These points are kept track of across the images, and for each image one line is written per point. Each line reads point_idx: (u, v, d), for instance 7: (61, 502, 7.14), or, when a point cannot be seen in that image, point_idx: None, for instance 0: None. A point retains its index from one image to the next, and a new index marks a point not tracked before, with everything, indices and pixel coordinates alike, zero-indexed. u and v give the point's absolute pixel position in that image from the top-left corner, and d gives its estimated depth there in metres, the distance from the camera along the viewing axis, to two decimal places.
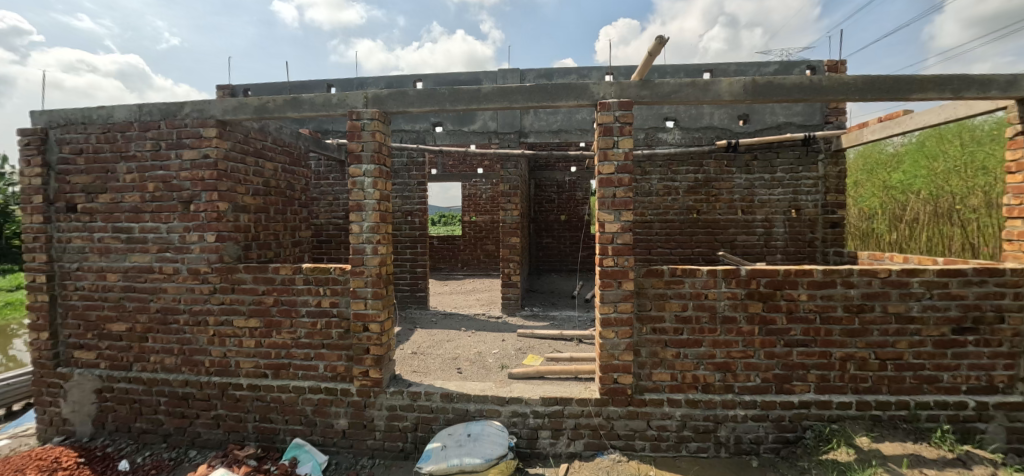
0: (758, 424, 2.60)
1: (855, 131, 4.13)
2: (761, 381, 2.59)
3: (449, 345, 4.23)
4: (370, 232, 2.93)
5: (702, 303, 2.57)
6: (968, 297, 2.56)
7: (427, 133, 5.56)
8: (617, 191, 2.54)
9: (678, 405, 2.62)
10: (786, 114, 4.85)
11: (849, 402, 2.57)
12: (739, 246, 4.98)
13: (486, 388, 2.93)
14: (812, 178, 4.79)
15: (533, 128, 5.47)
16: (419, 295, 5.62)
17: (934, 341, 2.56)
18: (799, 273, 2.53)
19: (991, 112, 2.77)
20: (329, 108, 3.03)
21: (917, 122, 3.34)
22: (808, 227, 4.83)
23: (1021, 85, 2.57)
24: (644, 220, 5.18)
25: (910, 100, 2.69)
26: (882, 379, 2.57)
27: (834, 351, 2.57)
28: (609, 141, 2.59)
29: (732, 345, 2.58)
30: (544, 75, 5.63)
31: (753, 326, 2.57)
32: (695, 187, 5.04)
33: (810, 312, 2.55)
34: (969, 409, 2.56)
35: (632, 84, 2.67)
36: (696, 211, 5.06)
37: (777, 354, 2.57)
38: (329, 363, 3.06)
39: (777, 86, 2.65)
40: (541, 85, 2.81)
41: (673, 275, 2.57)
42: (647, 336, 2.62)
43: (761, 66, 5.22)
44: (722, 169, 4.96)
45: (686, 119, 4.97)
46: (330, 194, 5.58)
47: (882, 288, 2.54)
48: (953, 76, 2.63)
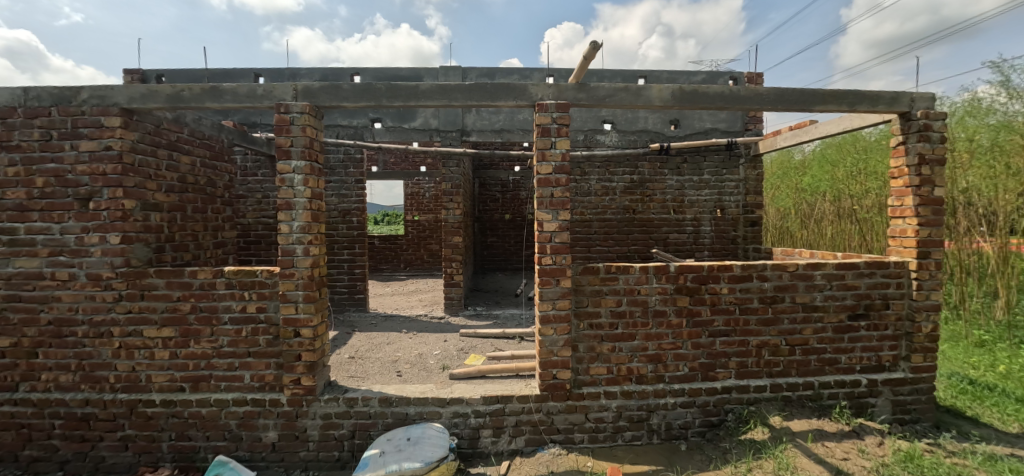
0: (686, 410, 2.77)
1: (770, 137, 4.51)
2: (688, 370, 2.76)
3: (389, 347, 4.11)
4: (301, 232, 2.77)
5: (635, 298, 2.69)
6: (861, 287, 2.88)
7: (366, 129, 5.36)
8: (555, 191, 2.60)
9: (614, 397, 2.72)
10: (712, 120, 5.19)
11: (764, 385, 2.81)
12: (671, 243, 5.28)
13: (427, 390, 2.88)
14: (734, 181, 5.19)
15: (475, 127, 5.45)
16: (358, 297, 5.42)
17: (834, 327, 2.87)
18: (721, 269, 2.73)
19: (878, 124, 3.12)
20: (254, 99, 2.83)
21: (820, 131, 3.70)
22: (731, 225, 5.23)
23: (903, 101, 2.93)
24: (583, 219, 5.32)
25: (814, 111, 2.98)
26: (792, 363, 2.84)
27: (752, 339, 2.79)
28: (546, 142, 2.64)
29: (663, 338, 2.73)
30: (486, 75, 5.63)
31: (682, 318, 2.73)
32: (631, 187, 5.27)
33: (730, 304, 2.76)
34: (862, 387, 2.90)
35: (570, 87, 2.73)
36: (632, 211, 5.29)
37: (702, 344, 2.75)
38: (255, 373, 2.86)
39: (702, 94, 2.83)
40: (480, 84, 2.80)
41: (609, 272, 2.67)
42: (584, 331, 2.69)
43: (689, 75, 5.56)
44: (655, 170, 5.23)
45: (623, 122, 5.19)
46: (259, 192, 5.22)
47: (791, 280, 2.80)
48: (849, 91, 2.94)
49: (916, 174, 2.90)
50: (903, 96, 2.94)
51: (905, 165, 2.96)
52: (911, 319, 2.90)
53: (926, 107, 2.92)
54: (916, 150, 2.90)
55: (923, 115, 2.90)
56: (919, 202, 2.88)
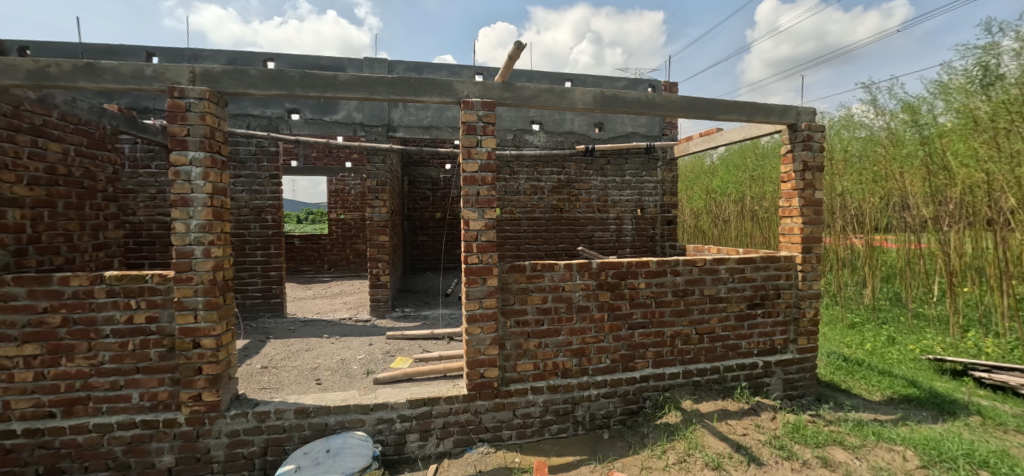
0: (608, 400, 2.90)
1: (683, 142, 4.86)
2: (610, 361, 2.89)
3: (308, 354, 3.85)
4: (200, 231, 2.49)
5: (560, 294, 2.76)
6: (758, 279, 3.21)
7: (281, 120, 4.97)
8: (481, 189, 2.59)
9: (541, 392, 2.78)
10: (633, 125, 5.47)
11: (677, 372, 3.02)
12: (596, 241, 5.50)
13: (349, 397, 2.74)
14: (652, 182, 5.53)
15: (402, 123, 5.28)
16: (273, 302, 5.02)
17: (736, 316, 3.16)
18: (638, 265, 2.89)
19: (771, 133, 3.47)
20: (141, 81, 2.50)
21: (724, 138, 4.05)
22: (650, 224, 5.57)
23: (790, 113, 3.29)
24: (512, 217, 5.38)
25: (718, 120, 3.26)
26: (701, 350, 3.08)
27: (666, 330, 2.99)
28: (472, 140, 2.62)
29: (586, 332, 2.83)
30: (413, 69, 5.48)
31: (604, 312, 2.85)
32: (558, 187, 5.42)
33: (647, 297, 2.93)
34: (759, 368, 3.22)
35: (495, 86, 2.73)
36: (560, 210, 5.44)
37: (622, 336, 2.90)
38: (146, 391, 2.53)
39: (621, 99, 2.97)
40: (404, 78, 2.71)
41: (534, 270, 2.71)
42: (511, 329, 2.71)
43: (612, 81, 5.83)
44: (581, 171, 5.43)
45: (550, 123, 5.31)
46: (153, 186, 4.64)
47: (699, 274, 3.04)
48: (748, 103, 3.24)
49: (801, 179, 3.28)
50: (791, 109, 3.31)
51: (792, 170, 3.34)
52: (798, 306, 3.28)
53: (809, 120, 3.31)
54: (801, 158, 3.27)
55: (807, 127, 3.28)
56: (803, 203, 3.27)
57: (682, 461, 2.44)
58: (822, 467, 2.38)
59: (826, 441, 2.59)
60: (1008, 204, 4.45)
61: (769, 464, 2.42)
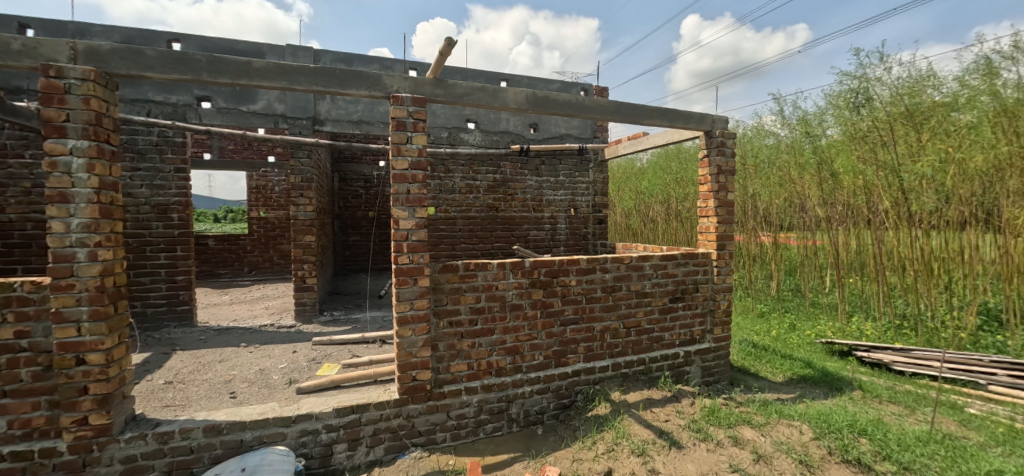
0: (541, 396, 2.95)
1: (613, 145, 5.07)
2: (543, 358, 2.94)
3: (222, 366, 3.53)
4: (83, 232, 2.18)
5: (493, 293, 2.76)
6: (679, 275, 3.43)
7: (189, 108, 4.50)
8: (411, 187, 2.52)
9: (474, 392, 2.76)
10: (566, 126, 5.62)
11: (606, 365, 3.15)
12: (531, 240, 5.58)
13: (268, 410, 2.55)
14: (585, 182, 5.72)
15: (330, 116, 5.01)
16: (181, 309, 4.55)
17: (660, 309, 3.35)
18: (569, 263, 2.97)
19: (690, 139, 3.72)
20: (6, 56, 2.13)
21: (650, 142, 4.28)
22: (582, 223, 5.76)
23: (707, 121, 3.55)
24: (447, 216, 5.30)
25: (642, 124, 3.43)
26: (628, 343, 3.23)
27: (596, 325, 3.11)
28: (402, 137, 2.54)
29: (519, 330, 2.85)
30: (342, 60, 5.22)
31: (536, 310, 2.89)
32: (493, 186, 5.42)
33: (578, 294, 3.02)
34: (681, 358, 3.45)
35: (427, 81, 2.67)
36: (495, 209, 5.44)
37: (555, 333, 2.96)
38: (16, 418, 2.18)
39: (552, 100, 3.03)
40: (327, 68, 2.56)
41: (467, 270, 2.68)
42: (443, 330, 2.66)
43: (547, 83, 5.95)
44: (516, 171, 5.48)
45: (485, 122, 5.32)
46: (27, 179, 4.01)
47: (627, 271, 3.19)
48: (670, 109, 3.44)
49: (716, 181, 3.55)
50: (707, 116, 3.56)
51: (708, 174, 3.60)
52: (713, 298, 3.56)
53: (722, 127, 3.59)
54: (716, 162, 3.54)
55: (720, 134, 3.56)
56: (718, 204, 3.55)
57: (610, 450, 2.52)
58: (733, 445, 2.57)
59: (736, 422, 2.80)
60: (882, 206, 5.18)
61: (687, 446, 2.56)
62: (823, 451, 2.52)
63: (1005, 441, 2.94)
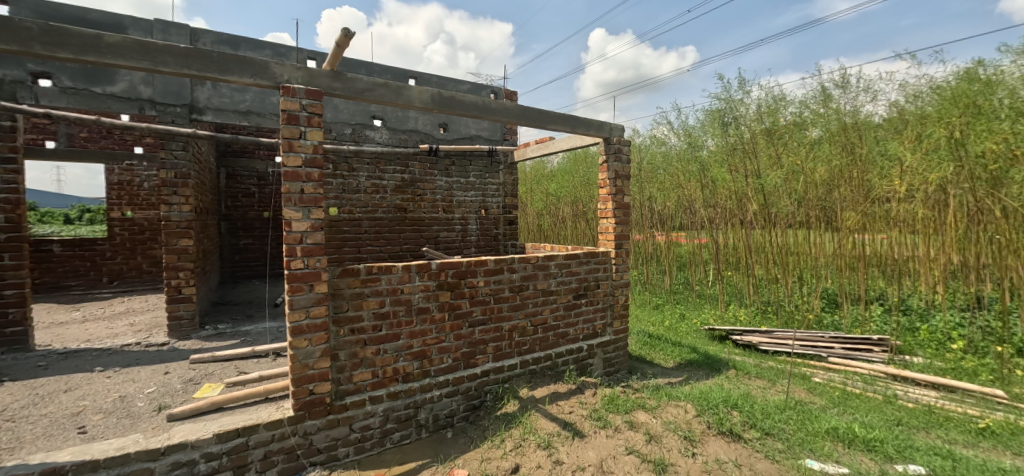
0: (450, 399, 2.91)
1: (521, 148, 5.19)
2: (452, 360, 2.92)
3: (68, 396, 2.95)
4: None
5: (398, 297, 2.67)
6: (582, 272, 3.62)
7: (20, 85, 3.74)
8: (306, 186, 2.33)
9: (379, 401, 2.64)
10: (476, 128, 5.65)
11: (515, 363, 3.21)
12: (441, 241, 5.51)
13: (128, 443, 2.18)
14: (495, 184, 5.79)
15: (210, 105, 4.48)
16: (10, 331, 3.73)
17: (565, 306, 3.51)
18: (477, 264, 2.98)
19: (591, 144, 3.95)
20: None
21: (555, 146, 4.46)
22: (493, 224, 5.83)
23: (605, 128, 3.78)
24: (351, 217, 5.00)
25: (546, 128, 3.57)
26: (535, 340, 3.34)
27: (504, 324, 3.16)
28: (294, 131, 2.34)
29: (427, 334, 2.80)
30: (227, 42, 4.69)
31: (444, 313, 2.86)
32: (401, 186, 5.24)
33: (486, 295, 3.05)
34: (584, 351, 3.65)
35: (323, 74, 2.49)
36: (404, 210, 5.27)
37: (463, 334, 2.95)
38: None
39: (458, 101, 3.01)
40: (204, 51, 2.28)
41: (370, 273, 2.56)
42: (344, 338, 2.51)
43: (457, 83, 5.90)
44: (425, 171, 5.36)
45: (392, 120, 5.13)
46: None
47: (533, 270, 3.29)
48: (572, 116, 3.62)
49: (614, 185, 3.80)
50: (605, 124, 3.80)
51: (607, 178, 3.84)
52: (612, 294, 3.82)
53: (619, 135, 3.86)
54: (613, 168, 3.80)
55: (617, 141, 3.82)
56: (615, 206, 3.80)
57: (517, 446, 2.57)
58: (629, 429, 2.75)
59: (632, 407, 3.01)
60: (750, 210, 6.12)
61: (589, 434, 2.69)
62: (703, 426, 2.81)
63: (839, 403, 3.55)
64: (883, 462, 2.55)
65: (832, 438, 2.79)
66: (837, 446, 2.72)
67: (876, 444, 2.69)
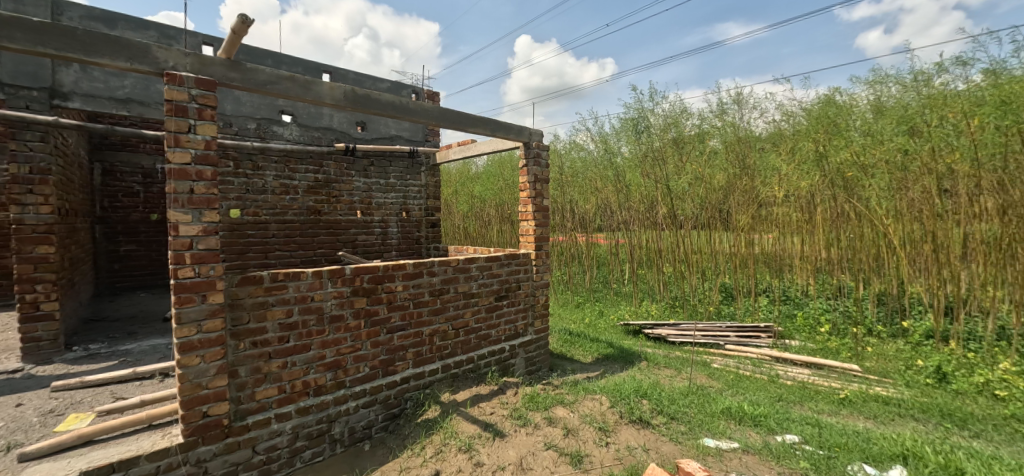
0: (368, 410, 2.79)
1: (444, 150, 5.14)
2: (369, 369, 2.80)
3: None
4: None
5: (307, 305, 2.51)
6: (503, 274, 3.67)
7: None
8: (196, 186, 2.10)
9: (288, 418, 2.45)
10: (396, 128, 5.49)
11: (436, 368, 3.17)
12: (360, 245, 5.27)
13: None
14: (417, 186, 5.68)
15: (78, 89, 3.88)
16: None
17: (486, 307, 3.54)
18: (395, 268, 2.90)
19: (511, 148, 4.02)
20: None
21: (477, 149, 4.48)
22: (415, 227, 5.70)
23: (525, 133, 3.87)
24: (257, 220, 4.58)
25: (466, 131, 3.57)
26: (457, 343, 3.32)
27: (425, 329, 3.11)
28: (181, 124, 2.09)
29: (341, 343, 2.65)
30: (98, 19, 4.09)
31: (359, 320, 2.73)
32: (314, 187, 4.92)
33: (404, 300, 2.97)
34: (506, 351, 3.70)
35: (218, 62, 2.26)
36: (317, 212, 4.95)
37: (381, 341, 2.84)
38: None
39: (373, 99, 2.90)
40: (65, 27, 1.95)
41: (275, 281, 2.37)
42: (245, 352, 2.30)
43: (375, 81, 5.67)
44: (341, 171, 5.09)
45: (304, 116, 4.80)
46: None
47: (454, 273, 3.27)
48: (492, 119, 3.65)
49: (534, 188, 3.90)
50: (525, 128, 3.88)
51: (527, 182, 3.93)
52: (533, 294, 3.92)
53: (538, 140, 3.97)
54: (533, 171, 3.90)
55: (536, 145, 3.93)
56: (535, 209, 3.90)
57: (438, 452, 2.53)
58: (547, 425, 2.84)
59: (551, 403, 3.10)
60: (660, 211, 6.63)
61: (509, 434, 2.73)
62: (616, 416, 2.98)
63: (733, 385, 3.96)
64: (766, 434, 2.89)
65: (726, 417, 3.11)
66: (731, 424, 3.03)
67: (761, 419, 3.04)
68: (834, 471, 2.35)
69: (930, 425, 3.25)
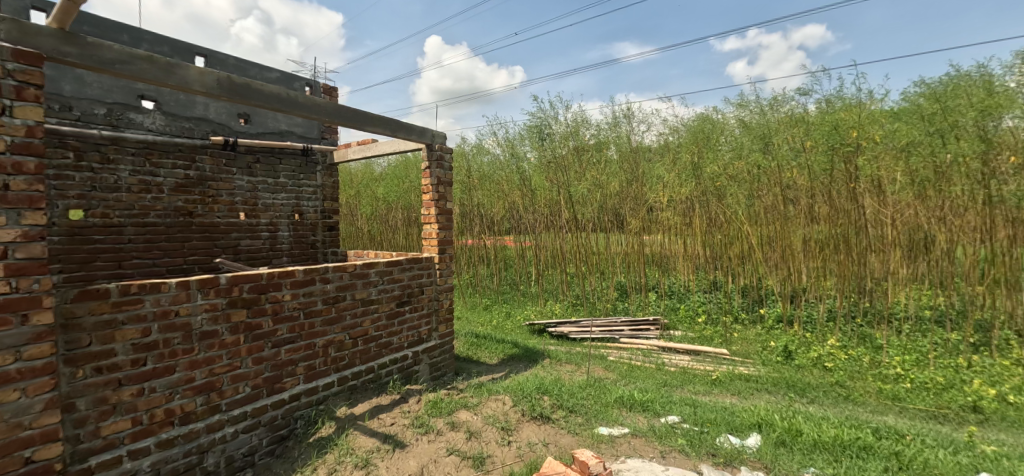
0: (249, 434, 2.51)
1: (342, 149, 4.86)
2: (251, 389, 2.52)
3: None
4: None
5: (170, 321, 2.18)
6: (405, 279, 3.56)
7: None
8: (12, 181, 1.69)
9: (145, 454, 2.10)
10: (287, 123, 5.06)
11: (331, 381, 2.98)
12: (243, 250, 4.74)
13: None
14: (311, 186, 5.29)
15: None
16: None
17: (387, 315, 3.41)
18: (282, 275, 2.65)
19: (413, 150, 3.92)
20: None
21: (378, 149, 4.30)
22: (310, 230, 5.32)
23: (427, 135, 3.80)
24: (109, 223, 3.84)
25: (364, 130, 3.40)
26: (355, 353, 3.16)
27: (318, 340, 2.89)
28: None
29: (215, 362, 2.35)
30: None
31: (238, 335, 2.45)
32: (185, 184, 4.30)
33: (293, 310, 2.73)
34: (409, 358, 3.61)
35: (49, 33, 1.87)
36: (189, 213, 4.33)
37: (265, 357, 2.58)
38: None
39: (254, 90, 2.62)
40: None
41: (126, 295, 2.02)
42: (85, 381, 1.91)
43: (262, 69, 5.12)
44: (219, 167, 4.52)
45: (172, 104, 4.17)
46: None
47: (350, 280, 3.10)
48: (392, 119, 3.53)
49: (436, 191, 3.83)
50: (427, 130, 3.81)
51: (430, 184, 3.84)
52: (437, 299, 3.88)
53: (441, 142, 3.93)
54: (436, 174, 3.83)
55: (439, 148, 3.88)
56: (438, 212, 3.85)
57: (332, 471, 2.34)
58: (450, 430, 2.80)
59: (455, 407, 3.07)
60: (563, 214, 6.96)
61: (411, 443, 2.64)
62: (519, 414, 3.05)
63: (626, 375, 4.30)
64: (652, 417, 3.18)
65: (619, 406, 3.36)
66: (623, 412, 3.28)
67: (648, 405, 3.34)
68: (705, 443, 2.67)
69: (779, 395, 3.85)
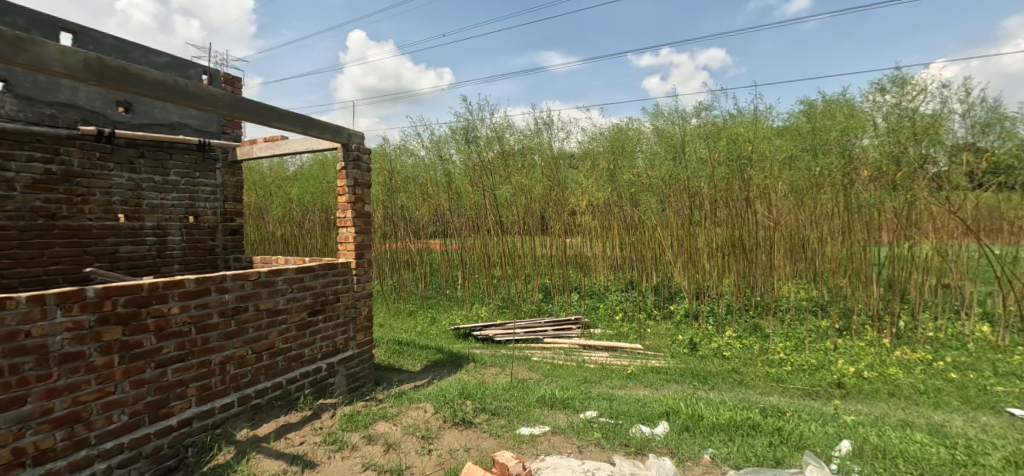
0: (127, 470, 2.17)
1: (247, 146, 4.47)
2: (128, 417, 2.20)
3: None
4: None
5: (20, 344, 1.80)
6: (317, 286, 3.35)
7: None
8: None
9: None
10: (179, 114, 4.53)
11: (230, 402, 2.72)
12: (122, 258, 4.13)
13: None
14: (209, 185, 4.84)
15: None
16: None
17: (297, 325, 3.19)
18: (168, 285, 2.36)
19: (326, 150, 3.70)
20: None
21: (288, 148, 4.02)
22: (207, 234, 4.85)
23: (343, 133, 3.61)
24: None
25: (269, 126, 3.15)
26: (259, 369, 2.91)
27: (213, 357, 2.62)
28: None
29: (80, 388, 2.01)
30: None
31: (112, 356, 2.13)
32: (45, 181, 3.63)
33: (183, 325, 2.45)
34: (323, 371, 3.40)
35: None
36: (51, 214, 3.66)
37: (146, 379, 2.27)
38: None
39: (132, 75, 2.29)
40: None
41: None
42: None
43: (148, 52, 4.52)
44: (91, 162, 3.90)
45: (28, 85, 3.50)
46: None
47: (253, 289, 2.85)
48: (303, 116, 3.31)
49: (353, 193, 3.65)
50: (343, 129, 3.62)
51: (345, 185, 3.66)
52: (354, 306, 3.70)
53: (358, 142, 3.76)
54: (352, 175, 3.65)
55: (356, 147, 3.71)
56: (355, 215, 3.67)
57: None
58: (366, 443, 2.68)
59: (372, 419, 2.95)
60: (489, 217, 6.99)
61: (323, 462, 2.48)
62: (440, 421, 3.00)
63: (549, 374, 4.42)
64: (572, 414, 3.29)
65: (541, 404, 3.44)
66: (544, 410, 3.36)
67: (569, 402, 3.45)
68: (620, 435, 2.82)
69: (685, 384, 4.20)
